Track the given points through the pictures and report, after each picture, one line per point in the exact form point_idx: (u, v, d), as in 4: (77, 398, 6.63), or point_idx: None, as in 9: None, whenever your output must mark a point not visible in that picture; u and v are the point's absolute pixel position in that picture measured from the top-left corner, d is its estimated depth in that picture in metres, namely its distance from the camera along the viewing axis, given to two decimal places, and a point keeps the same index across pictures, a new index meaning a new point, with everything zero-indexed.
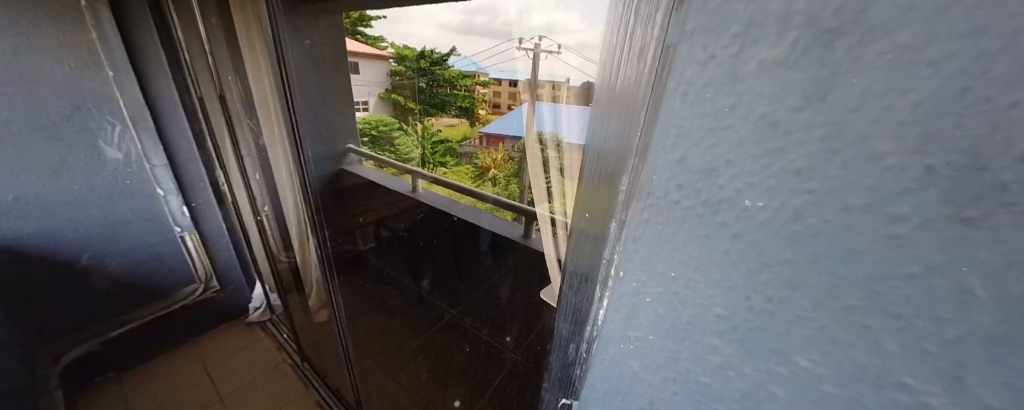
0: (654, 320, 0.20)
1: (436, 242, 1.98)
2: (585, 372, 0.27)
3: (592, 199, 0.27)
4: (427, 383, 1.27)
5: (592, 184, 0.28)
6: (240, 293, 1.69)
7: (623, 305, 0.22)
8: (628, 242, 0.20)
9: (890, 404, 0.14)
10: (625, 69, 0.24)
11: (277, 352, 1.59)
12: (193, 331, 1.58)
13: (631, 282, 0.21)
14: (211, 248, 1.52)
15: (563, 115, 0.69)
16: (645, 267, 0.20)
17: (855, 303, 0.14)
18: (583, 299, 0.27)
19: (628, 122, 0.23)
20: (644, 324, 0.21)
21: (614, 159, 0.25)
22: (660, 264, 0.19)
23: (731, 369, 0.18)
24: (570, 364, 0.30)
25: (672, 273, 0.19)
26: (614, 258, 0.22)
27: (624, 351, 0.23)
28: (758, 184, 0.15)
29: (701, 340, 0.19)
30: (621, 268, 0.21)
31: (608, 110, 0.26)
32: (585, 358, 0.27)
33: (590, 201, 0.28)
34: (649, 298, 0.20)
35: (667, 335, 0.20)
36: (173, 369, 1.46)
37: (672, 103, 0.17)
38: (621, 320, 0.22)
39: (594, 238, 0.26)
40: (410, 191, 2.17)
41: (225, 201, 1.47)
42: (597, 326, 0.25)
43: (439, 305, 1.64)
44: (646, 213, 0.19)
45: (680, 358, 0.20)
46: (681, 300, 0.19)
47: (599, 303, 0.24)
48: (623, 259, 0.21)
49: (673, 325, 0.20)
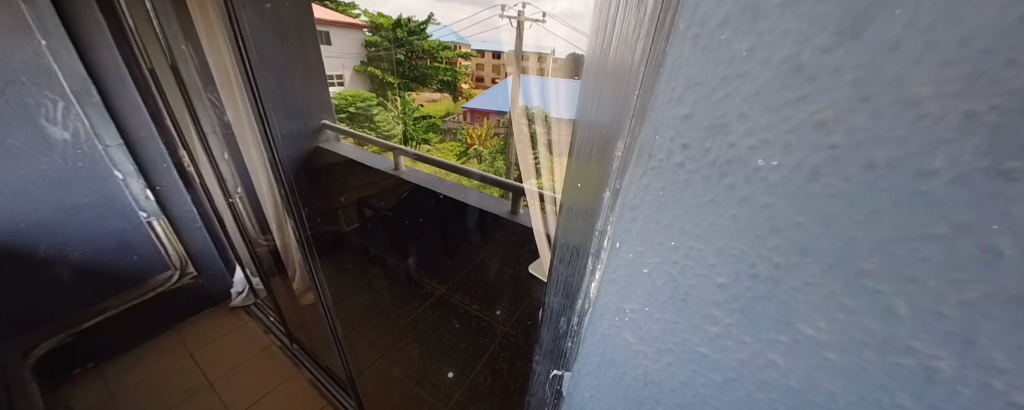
0: (651, 293, 0.19)
1: (421, 221, 1.94)
2: (576, 345, 0.27)
3: (586, 169, 0.28)
4: (420, 357, 1.31)
5: (587, 157, 0.28)
6: (220, 278, 1.63)
7: (619, 278, 0.20)
8: (625, 211, 0.19)
9: (894, 368, 0.14)
10: (624, 40, 0.23)
11: (265, 335, 1.57)
12: (173, 318, 1.53)
13: (628, 253, 0.19)
14: (183, 233, 1.45)
15: (552, 89, 0.65)
16: (642, 237, 0.18)
17: (869, 267, 0.13)
18: (575, 272, 0.27)
19: (628, 85, 0.21)
20: (641, 296, 0.20)
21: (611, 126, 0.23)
22: (662, 231, 0.18)
23: (730, 338, 0.17)
24: (561, 336, 0.30)
25: (672, 241, 0.17)
26: (608, 229, 0.21)
27: (618, 324, 0.22)
28: (775, 141, 0.13)
29: (701, 311, 0.18)
30: (615, 238, 0.20)
31: (611, 76, 0.25)
32: (576, 330, 0.26)
33: (584, 172, 0.28)
34: (646, 269, 0.19)
35: (664, 306, 0.19)
36: (156, 357, 1.42)
37: (671, 57, 0.15)
38: (616, 292, 0.21)
39: (586, 211, 0.26)
40: (393, 169, 2.10)
41: (192, 184, 1.39)
42: (589, 300, 0.24)
43: (427, 283, 1.63)
44: (647, 178, 0.17)
45: (676, 328, 0.19)
46: (681, 268, 0.18)
47: (589, 276, 0.23)
48: (617, 230, 0.20)
49: (670, 296, 0.19)
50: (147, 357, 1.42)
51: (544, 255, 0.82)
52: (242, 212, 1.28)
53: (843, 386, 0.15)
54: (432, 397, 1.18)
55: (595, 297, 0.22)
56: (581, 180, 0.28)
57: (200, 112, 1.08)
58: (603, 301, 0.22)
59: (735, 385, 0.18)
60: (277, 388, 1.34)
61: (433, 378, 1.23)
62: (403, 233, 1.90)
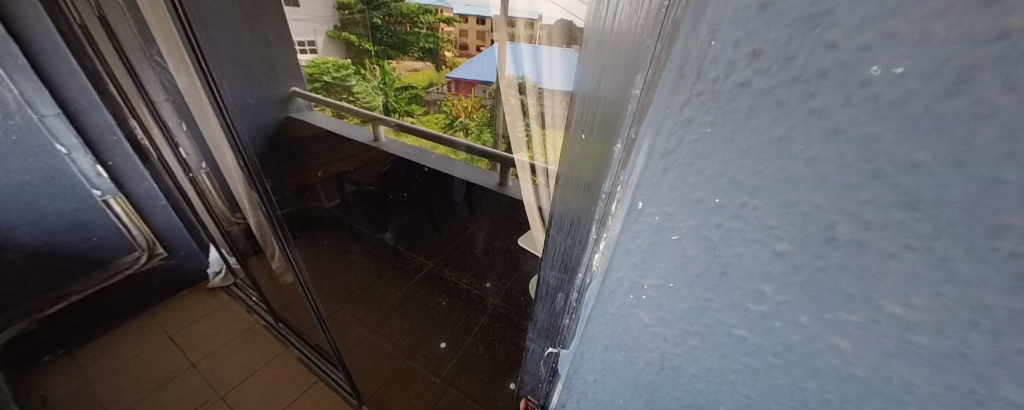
0: (680, 265, 0.15)
1: (405, 196, 1.82)
2: (572, 324, 0.23)
3: (594, 118, 0.22)
4: (411, 331, 1.30)
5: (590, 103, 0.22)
6: (195, 259, 1.55)
7: (638, 247, 0.16)
8: (654, 157, 0.14)
9: (1006, 356, 0.10)
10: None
11: (248, 314, 1.51)
12: (146, 302, 1.46)
13: (655, 216, 0.15)
14: (146, 212, 1.35)
15: (544, 61, 0.58)
16: (674, 194, 0.14)
17: (1012, 223, 0.08)
18: (575, 242, 0.23)
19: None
20: (665, 270, 0.15)
21: (624, 51, 0.17)
22: (704, 184, 0.13)
23: (779, 319, 0.14)
24: (555, 314, 0.26)
25: (716, 199, 0.13)
26: (617, 192, 0.16)
27: (632, 303, 0.17)
28: (904, 32, 0.08)
29: (746, 286, 0.14)
30: (639, 197, 0.15)
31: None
32: (573, 309, 0.22)
33: (586, 119, 0.22)
34: (675, 236, 0.15)
35: (695, 282, 0.15)
36: (131, 343, 1.35)
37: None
38: (633, 265, 0.16)
39: (590, 179, 0.21)
40: (372, 141, 1.92)
41: (148, 158, 1.25)
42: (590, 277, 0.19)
43: (415, 258, 1.58)
44: (691, 109, 0.12)
45: (708, 308, 0.15)
46: (723, 234, 0.13)
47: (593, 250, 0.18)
48: (638, 185, 0.15)
49: (705, 269, 0.14)
50: (121, 343, 1.34)
51: (535, 229, 0.78)
52: (208, 189, 1.19)
53: (922, 376, 0.12)
54: (426, 368, 1.20)
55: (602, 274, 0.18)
56: (585, 130, 0.23)
57: (145, 75, 0.93)
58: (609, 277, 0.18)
59: (776, 371, 0.15)
60: (265, 367, 1.32)
61: (425, 349, 1.25)
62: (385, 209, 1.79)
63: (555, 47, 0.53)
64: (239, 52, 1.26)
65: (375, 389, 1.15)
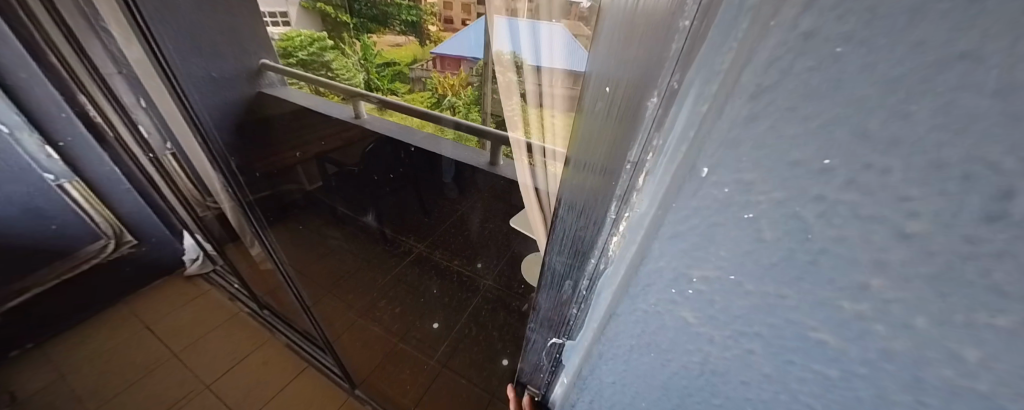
0: (748, 254, 0.11)
1: (392, 177, 1.70)
2: (581, 312, 0.21)
3: (627, 62, 0.15)
4: (403, 314, 1.28)
5: (621, 36, 0.15)
6: (169, 246, 1.46)
7: (697, 228, 0.12)
8: (739, 100, 0.10)
9: None
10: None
11: (230, 302, 1.45)
12: (120, 292, 1.38)
13: (723, 187, 0.11)
14: (108, 198, 1.24)
15: (544, 40, 0.52)
16: (759, 155, 0.10)
17: None
18: (586, 226, 0.19)
19: None
20: (728, 259, 0.12)
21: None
22: (808, 139, 0.09)
23: (881, 320, 0.10)
24: (563, 303, 0.23)
25: (826, 160, 0.09)
26: (646, 160, 0.14)
27: (675, 299, 0.14)
28: None
29: (841, 279, 0.10)
30: (704, 163, 0.11)
31: None
32: (583, 296, 0.20)
33: (615, 71, 0.16)
34: (749, 213, 0.11)
35: (769, 275, 0.11)
36: (108, 333, 1.29)
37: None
38: (684, 251, 0.13)
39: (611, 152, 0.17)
40: (354, 118, 1.68)
41: (105, 137, 1.07)
42: (606, 257, 0.17)
43: (403, 240, 1.51)
44: (815, 20, 0.08)
45: (780, 306, 0.12)
46: (823, 212, 0.10)
47: (610, 230, 0.16)
48: (702, 147, 0.11)
49: (783, 259, 0.11)
50: (95, 335, 1.27)
51: (532, 211, 0.73)
52: (179, 174, 1.07)
53: None
54: (418, 350, 1.19)
55: (637, 263, 0.15)
56: (611, 82, 0.16)
57: (90, 46, 0.79)
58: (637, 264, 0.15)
59: (858, 381, 0.12)
60: (249, 356, 1.27)
61: (417, 331, 1.24)
62: (372, 192, 1.66)
63: (558, 22, 0.47)
64: (186, 24, 1.15)
65: (368, 373, 1.15)
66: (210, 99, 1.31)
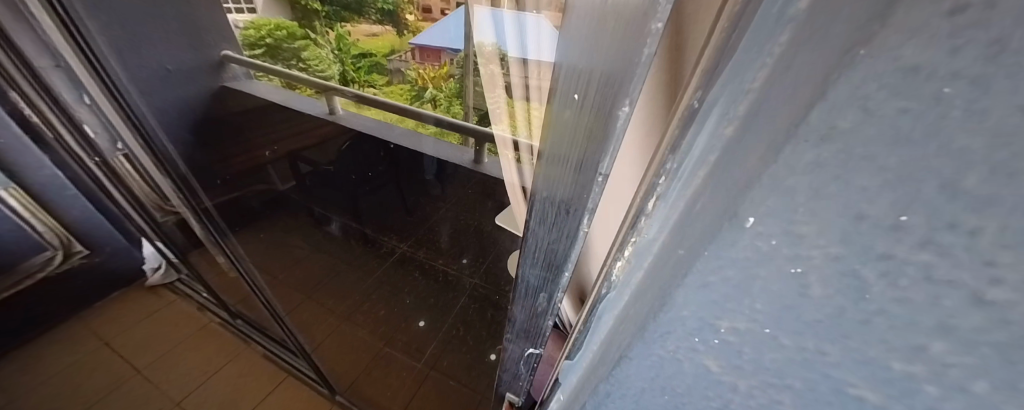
0: (793, 308, 0.10)
1: (371, 175, 1.57)
2: (581, 335, 0.23)
3: (596, 59, 0.15)
4: (388, 316, 1.25)
5: (586, 45, 0.15)
6: (126, 254, 1.33)
7: (736, 279, 0.11)
8: (803, 138, 0.08)
9: None
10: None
11: (200, 311, 1.35)
12: (72, 306, 1.25)
13: (769, 238, 0.10)
14: (51, 203, 1.12)
15: (532, 34, 0.45)
16: (822, 205, 0.08)
17: None
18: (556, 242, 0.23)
19: None
20: (763, 311, 0.11)
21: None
22: (882, 191, 0.08)
23: (934, 381, 0.09)
24: (539, 314, 0.31)
25: (902, 216, 0.08)
26: (655, 191, 0.14)
27: (695, 348, 0.13)
28: None
29: (897, 341, 0.09)
30: (746, 214, 0.09)
31: None
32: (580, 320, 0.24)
33: (585, 80, 0.16)
34: (797, 268, 0.10)
35: (813, 332, 0.10)
36: (61, 351, 1.18)
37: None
38: (709, 303, 0.12)
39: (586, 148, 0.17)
40: (328, 114, 1.56)
41: (45, 139, 0.98)
42: (609, 282, 0.19)
43: (384, 240, 1.44)
44: (917, 51, 0.06)
45: (821, 362, 0.11)
46: (887, 271, 0.08)
47: (616, 254, 0.18)
48: (740, 193, 0.09)
49: (834, 318, 0.10)
50: (45, 354, 1.16)
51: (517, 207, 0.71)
52: (131, 176, 1.03)
53: None
54: (406, 354, 1.18)
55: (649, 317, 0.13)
56: (580, 90, 0.16)
57: (20, 39, 0.75)
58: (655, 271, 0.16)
59: None
60: (224, 368, 1.20)
61: (404, 329, 1.22)
62: (353, 192, 1.56)
63: (546, 13, 0.40)
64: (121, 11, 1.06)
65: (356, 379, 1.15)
66: (164, 95, 1.21)
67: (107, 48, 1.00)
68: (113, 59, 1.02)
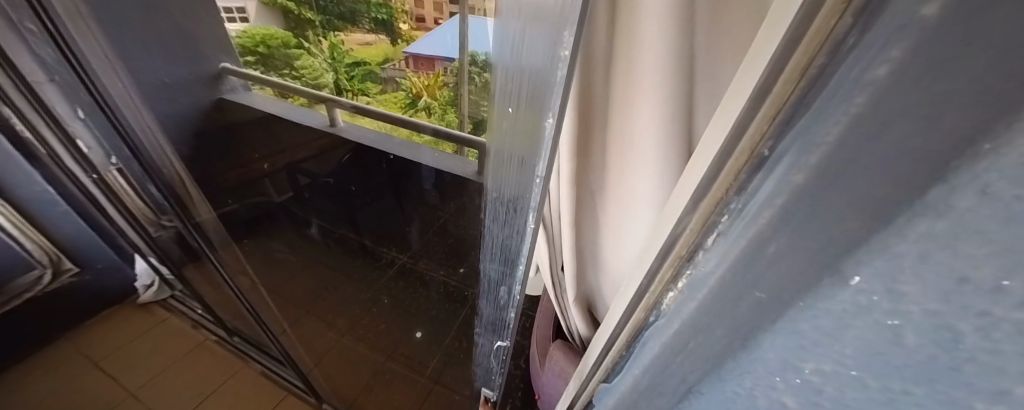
0: (883, 353, 0.12)
1: (370, 186, 1.49)
2: (626, 362, 0.24)
3: (520, 131, 0.37)
4: (389, 330, 1.24)
5: (518, 124, 0.36)
6: (117, 271, 1.29)
7: (817, 337, 0.14)
8: (900, 227, 0.11)
9: None
10: (516, 35, 0.30)
11: (195, 330, 1.31)
12: (60, 326, 1.21)
13: (870, 294, 0.12)
14: (43, 221, 1.09)
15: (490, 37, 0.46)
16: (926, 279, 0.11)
17: None
18: (517, 229, 0.45)
19: (542, 85, 0.30)
20: (852, 354, 0.13)
21: (531, 103, 0.33)
22: (991, 259, 0.09)
23: None
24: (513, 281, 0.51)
25: (1005, 280, 0.09)
26: (718, 229, 0.15)
27: (777, 384, 0.17)
28: None
29: (984, 384, 0.11)
30: (853, 276, 0.12)
31: (520, 61, 0.32)
32: (628, 348, 0.24)
33: (518, 136, 0.37)
34: (893, 320, 0.12)
35: (902, 377, 0.12)
36: (50, 375, 1.13)
37: (571, 30, 0.24)
38: (786, 348, 0.15)
39: (524, 154, 0.37)
40: (329, 126, 1.49)
41: (37, 155, 0.95)
42: (658, 309, 0.20)
43: (384, 251, 1.40)
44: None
45: (909, 401, 0.13)
46: (982, 326, 0.10)
47: (668, 285, 0.19)
48: (827, 269, 0.13)
49: (929, 365, 0.12)
50: (34, 378, 1.12)
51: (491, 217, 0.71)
52: (123, 192, 1.01)
53: None
54: (408, 369, 1.18)
55: (740, 348, 0.17)
56: (518, 134, 0.37)
57: (19, 56, 0.74)
58: (712, 306, 0.17)
59: None
60: (218, 390, 1.17)
61: (403, 338, 1.21)
62: (352, 204, 1.51)
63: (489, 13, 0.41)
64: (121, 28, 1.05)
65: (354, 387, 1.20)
66: (166, 106, 1.20)
67: (115, 59, 0.99)
68: (121, 73, 1.00)
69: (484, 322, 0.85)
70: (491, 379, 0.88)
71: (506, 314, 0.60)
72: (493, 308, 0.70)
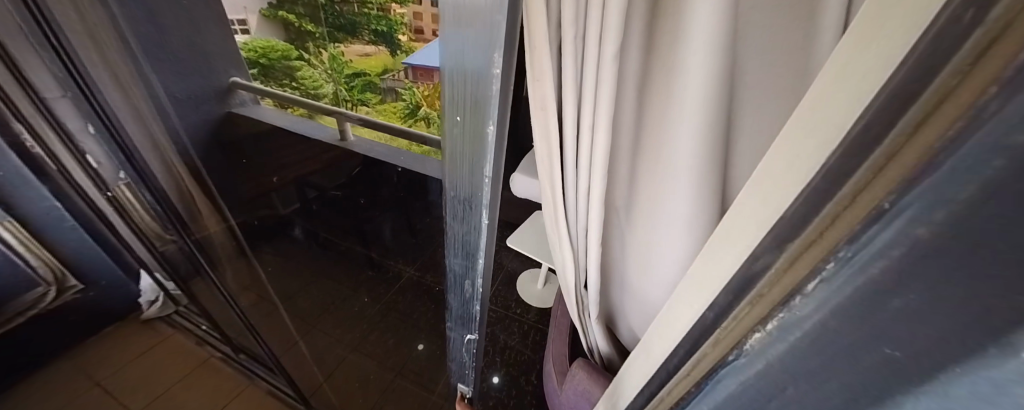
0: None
1: (378, 197, 1.49)
2: (708, 391, 0.25)
3: (467, 139, 0.39)
4: (396, 346, 1.21)
5: (465, 133, 0.38)
6: (120, 287, 1.27)
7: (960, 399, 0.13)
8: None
9: None
10: (458, 49, 0.31)
11: (196, 347, 1.29)
12: (62, 344, 1.18)
13: None
14: (50, 238, 1.06)
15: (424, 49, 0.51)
16: None
17: None
18: (472, 227, 0.47)
19: (481, 96, 0.33)
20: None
21: (473, 111, 0.35)
22: None
23: None
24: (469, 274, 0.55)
25: None
26: (819, 278, 0.16)
27: None
28: None
29: None
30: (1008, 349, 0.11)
31: (458, 73, 0.34)
32: (709, 377, 0.25)
33: (463, 142, 0.39)
34: None
35: None
36: (50, 395, 1.10)
37: (500, 55, 0.29)
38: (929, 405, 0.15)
39: (472, 157, 0.39)
40: (339, 140, 1.44)
41: (48, 172, 0.93)
42: (745, 347, 0.21)
43: (390, 263, 1.39)
44: None
45: None
46: None
47: (756, 323, 0.20)
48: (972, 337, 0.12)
49: None
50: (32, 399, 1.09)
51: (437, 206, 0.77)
52: (136, 210, 1.01)
53: None
54: (417, 387, 1.15)
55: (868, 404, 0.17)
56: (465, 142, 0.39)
57: (35, 73, 0.73)
58: (816, 356, 0.17)
59: None
60: None
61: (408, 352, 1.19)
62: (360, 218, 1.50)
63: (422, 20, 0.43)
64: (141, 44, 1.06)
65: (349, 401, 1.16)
66: (178, 117, 1.21)
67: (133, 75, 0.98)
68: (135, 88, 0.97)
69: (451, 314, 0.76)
70: (465, 373, 0.78)
71: (473, 307, 0.59)
72: (459, 301, 0.65)
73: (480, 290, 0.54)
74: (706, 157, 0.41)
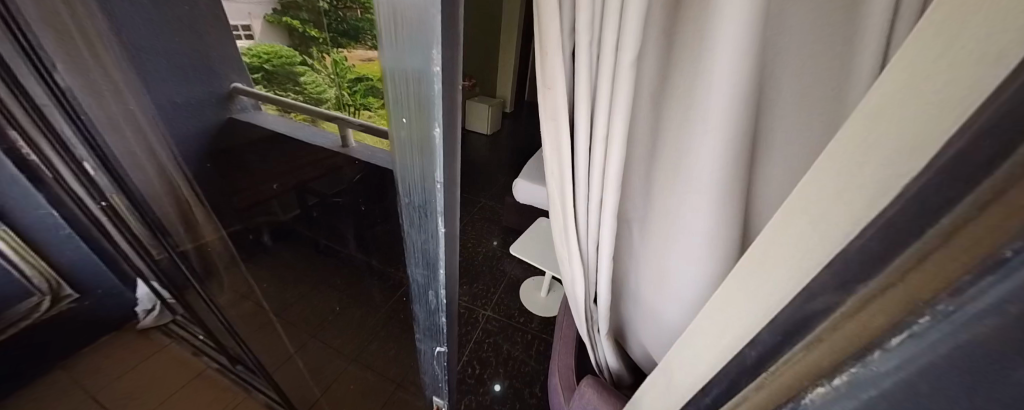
0: None
1: None
2: None
3: (416, 144, 0.37)
4: (393, 359, 1.17)
5: (415, 136, 0.37)
6: (118, 296, 1.25)
7: None
8: None
9: None
10: (397, 48, 0.30)
11: (194, 358, 1.27)
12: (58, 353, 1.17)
13: None
14: (44, 246, 1.05)
15: None
16: None
17: None
18: (428, 238, 0.45)
19: (425, 95, 0.32)
20: None
21: (417, 112, 0.34)
22: None
23: None
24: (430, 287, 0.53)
25: None
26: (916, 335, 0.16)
27: None
28: None
29: None
30: None
31: (402, 71, 0.32)
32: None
33: (412, 146, 0.37)
34: None
35: None
36: None
37: (438, 50, 0.28)
38: None
39: (422, 164, 0.38)
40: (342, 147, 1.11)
41: (42, 178, 0.91)
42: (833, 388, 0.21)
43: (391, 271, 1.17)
44: None
45: None
46: None
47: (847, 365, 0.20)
48: None
49: None
50: None
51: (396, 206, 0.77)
52: (127, 219, 0.98)
53: None
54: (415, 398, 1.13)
55: None
56: (414, 147, 0.37)
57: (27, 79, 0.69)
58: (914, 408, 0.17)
59: None
60: None
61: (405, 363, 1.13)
62: None
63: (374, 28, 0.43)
64: None
65: None
66: None
67: None
68: None
69: (418, 326, 0.75)
70: (438, 387, 0.79)
71: (438, 319, 0.57)
72: (426, 313, 0.62)
73: (443, 302, 0.52)
74: (725, 194, 0.40)
